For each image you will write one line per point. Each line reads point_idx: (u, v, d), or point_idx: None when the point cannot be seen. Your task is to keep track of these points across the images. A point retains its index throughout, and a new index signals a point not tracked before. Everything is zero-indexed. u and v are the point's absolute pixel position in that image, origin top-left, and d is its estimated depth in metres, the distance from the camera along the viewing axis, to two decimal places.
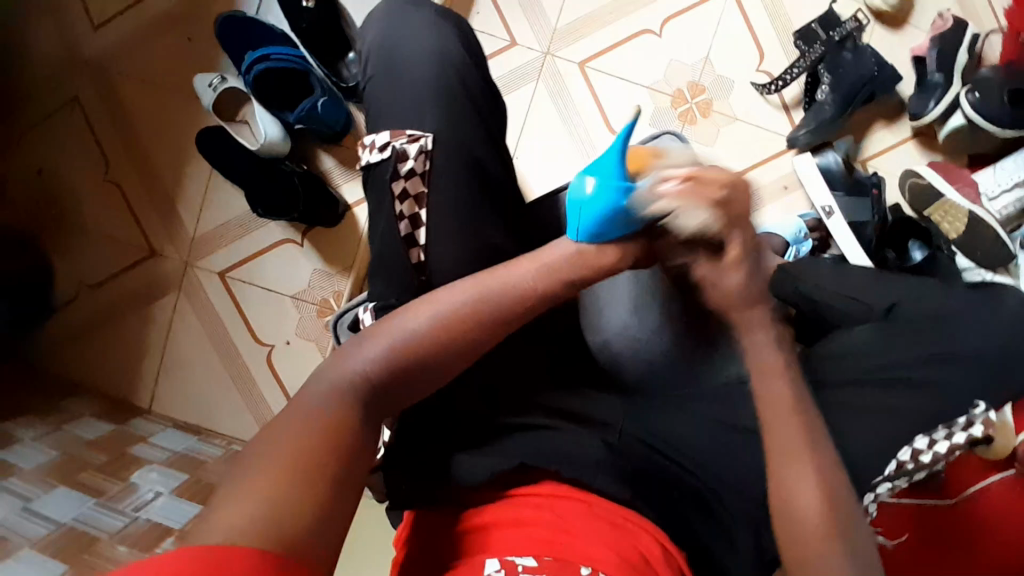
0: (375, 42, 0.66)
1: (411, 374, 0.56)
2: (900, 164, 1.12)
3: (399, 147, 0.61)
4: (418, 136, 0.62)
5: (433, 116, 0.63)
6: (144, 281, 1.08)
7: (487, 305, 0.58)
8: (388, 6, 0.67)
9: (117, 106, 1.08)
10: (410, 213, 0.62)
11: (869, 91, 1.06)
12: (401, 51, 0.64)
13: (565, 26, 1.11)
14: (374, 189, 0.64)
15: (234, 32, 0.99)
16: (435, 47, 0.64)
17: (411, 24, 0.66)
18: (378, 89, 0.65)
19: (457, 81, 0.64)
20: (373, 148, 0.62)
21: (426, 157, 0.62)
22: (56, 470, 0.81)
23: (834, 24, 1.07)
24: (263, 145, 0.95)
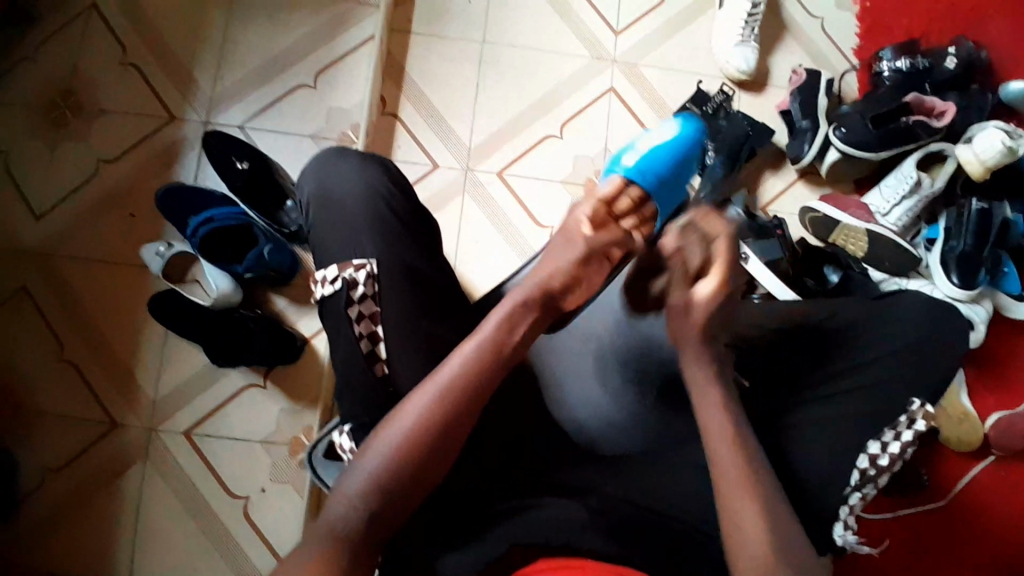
0: (311, 190, 0.73)
1: (419, 476, 0.57)
2: (796, 204, 1.26)
3: (349, 276, 0.66)
4: (364, 264, 0.67)
5: (371, 234, 0.69)
6: (108, 455, 1.07)
7: (459, 386, 0.58)
8: (319, 159, 0.75)
9: (66, 288, 1.12)
10: (368, 331, 0.65)
11: (749, 148, 1.21)
12: (335, 195, 0.72)
13: (477, 143, 1.24)
14: (332, 318, 0.67)
15: (174, 201, 1.07)
16: (363, 186, 0.72)
17: (344, 163, 0.73)
18: (318, 231, 0.71)
19: (387, 204, 0.71)
20: (325, 281, 0.67)
21: (375, 280, 0.66)
22: None
23: (705, 99, 1.24)
24: (217, 297, 1.00)
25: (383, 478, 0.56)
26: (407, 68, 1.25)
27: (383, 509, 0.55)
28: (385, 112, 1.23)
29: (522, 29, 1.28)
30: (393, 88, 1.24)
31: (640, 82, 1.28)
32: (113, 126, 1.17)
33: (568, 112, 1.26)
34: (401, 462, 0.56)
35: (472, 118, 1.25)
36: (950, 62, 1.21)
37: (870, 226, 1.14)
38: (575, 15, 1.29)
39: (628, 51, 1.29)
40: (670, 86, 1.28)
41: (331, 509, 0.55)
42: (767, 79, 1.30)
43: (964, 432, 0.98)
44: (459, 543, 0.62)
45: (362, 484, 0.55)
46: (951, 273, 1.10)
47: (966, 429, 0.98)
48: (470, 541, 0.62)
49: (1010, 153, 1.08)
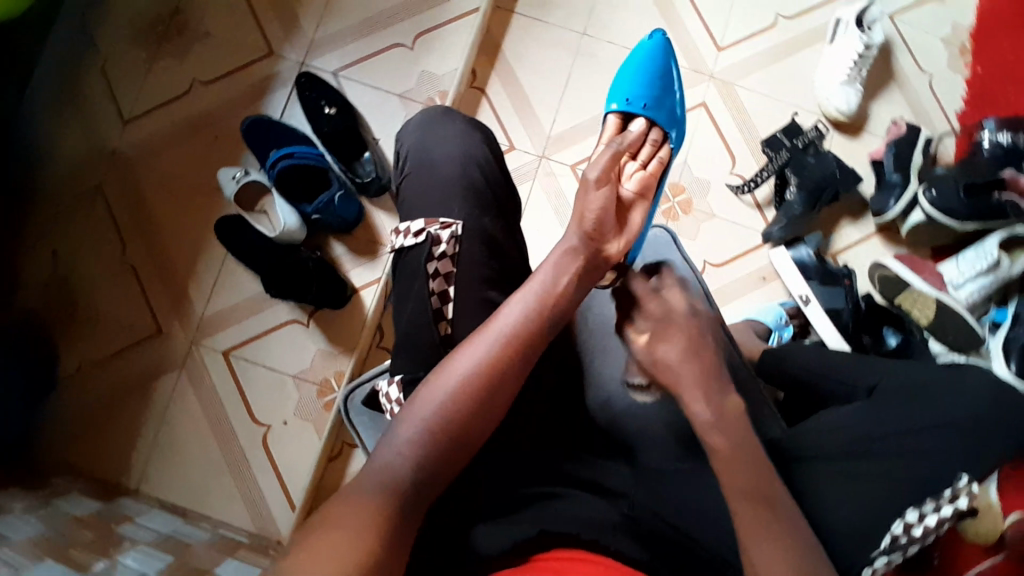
0: (411, 146, 0.74)
1: (466, 427, 0.56)
2: (867, 257, 1.23)
3: (433, 233, 0.67)
4: (449, 224, 0.67)
5: (455, 197, 0.69)
6: (148, 360, 1.10)
7: (512, 342, 0.60)
8: (425, 117, 0.76)
9: (140, 195, 1.15)
10: (440, 288, 0.66)
11: (833, 190, 1.18)
12: (435, 152, 0.72)
13: (558, 134, 1.23)
14: (404, 273, 0.68)
15: (258, 133, 1.10)
16: (463, 148, 0.72)
17: (447, 125, 0.74)
18: (409, 185, 0.72)
19: (478, 170, 0.71)
20: (408, 233, 0.68)
21: (456, 242, 0.67)
22: (45, 545, 0.82)
23: (796, 133, 1.22)
24: (281, 232, 1.01)
25: (431, 430, 0.55)
26: (504, 46, 1.24)
27: (430, 457, 0.54)
28: (474, 85, 1.23)
29: (627, 28, 1.25)
30: (486, 63, 1.24)
31: (734, 103, 1.25)
32: (212, 47, 1.19)
33: None
34: (453, 412, 0.56)
35: (557, 106, 1.24)
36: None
37: (941, 296, 1.08)
38: (682, 23, 1.26)
39: (729, 70, 1.26)
40: (765, 113, 1.25)
41: (378, 455, 0.54)
42: (865, 125, 1.26)
43: None
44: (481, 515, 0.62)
45: (411, 434, 0.55)
46: (1010, 359, 1.05)
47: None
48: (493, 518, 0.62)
49: None
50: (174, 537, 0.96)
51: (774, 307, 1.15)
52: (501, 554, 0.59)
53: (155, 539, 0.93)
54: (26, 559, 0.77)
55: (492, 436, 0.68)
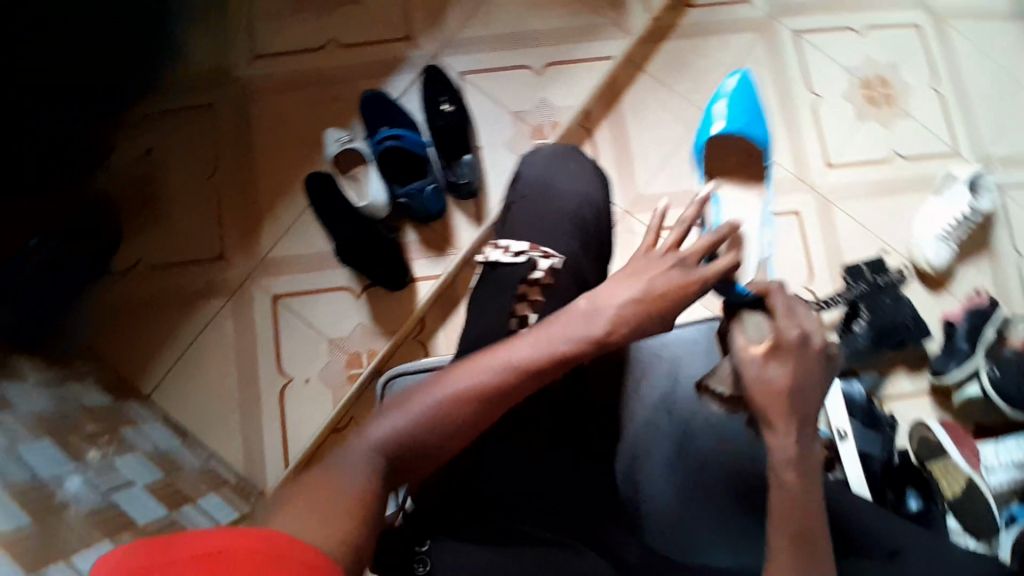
0: (534, 172, 0.76)
1: (443, 436, 0.57)
2: (912, 412, 1.21)
3: (533, 258, 0.67)
4: (551, 254, 0.68)
5: (562, 233, 0.71)
6: (202, 280, 1.13)
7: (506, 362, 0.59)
8: (555, 152, 0.79)
9: (248, 125, 1.19)
10: (521, 312, 0.67)
11: (901, 338, 1.16)
12: (555, 187, 0.74)
13: (649, 195, 1.24)
14: (489, 284, 0.68)
15: (373, 105, 1.13)
16: (584, 192, 0.75)
17: (574, 165, 0.77)
18: (521, 207, 0.74)
19: (588, 215, 0.73)
20: (505, 250, 0.68)
21: (553, 274, 0.68)
22: (52, 424, 0.85)
23: (880, 271, 1.21)
24: (367, 205, 1.06)
25: (412, 430, 0.57)
26: (624, 98, 1.27)
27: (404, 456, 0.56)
28: (586, 124, 1.26)
29: None
30: (602, 108, 1.26)
31: (828, 222, 1.25)
32: (359, 12, 1.24)
33: None
34: (438, 419, 0.57)
35: (657, 170, 1.25)
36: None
37: (973, 475, 1.07)
38: (798, 132, 1.28)
39: (832, 189, 1.26)
40: (854, 241, 1.24)
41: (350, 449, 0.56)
42: (948, 283, 1.24)
43: None
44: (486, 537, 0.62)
45: (393, 427, 0.57)
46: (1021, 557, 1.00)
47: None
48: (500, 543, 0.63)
49: None
50: (167, 455, 0.99)
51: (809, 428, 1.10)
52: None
53: (149, 451, 0.96)
54: (26, 433, 0.79)
55: (516, 464, 0.68)
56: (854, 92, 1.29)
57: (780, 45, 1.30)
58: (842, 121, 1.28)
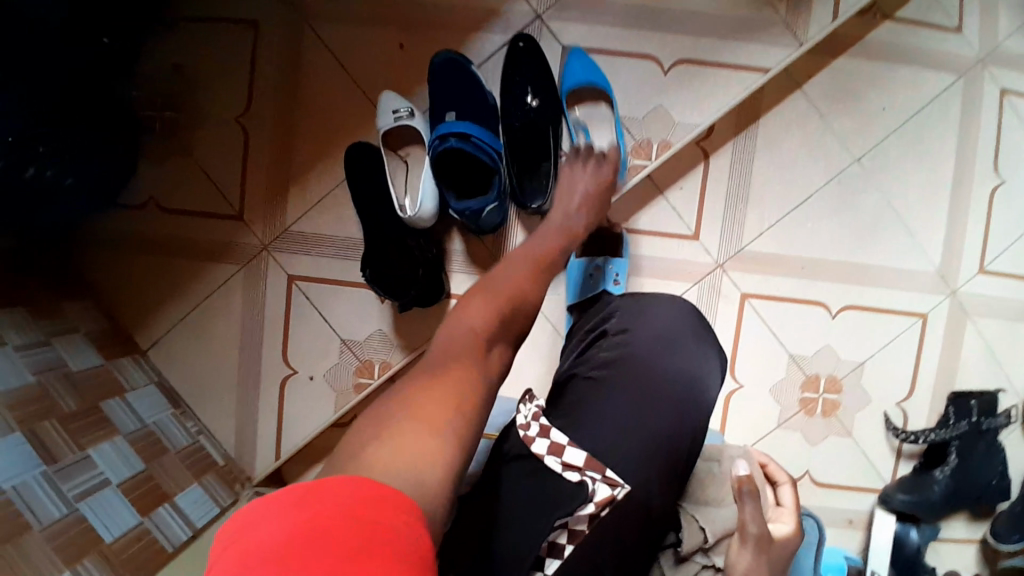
0: (641, 345, 0.67)
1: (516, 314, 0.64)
2: (957, 562, 1.07)
3: (588, 484, 0.55)
4: (614, 482, 0.56)
5: (647, 445, 0.60)
6: (217, 239, 0.99)
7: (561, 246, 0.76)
8: (676, 325, 0.70)
9: (293, 58, 0.97)
10: (554, 538, 0.55)
11: (977, 495, 0.99)
12: (661, 377, 0.64)
13: (750, 252, 1.01)
14: (528, 476, 0.58)
15: (447, 77, 0.90)
16: (693, 392, 0.64)
17: (692, 349, 0.68)
18: (610, 387, 0.64)
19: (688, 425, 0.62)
20: (560, 459, 0.57)
21: (607, 506, 0.55)
22: (24, 407, 0.76)
23: (990, 412, 1.00)
24: (411, 216, 0.86)
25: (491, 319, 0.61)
26: (760, 124, 1.00)
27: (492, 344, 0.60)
28: (700, 146, 1.00)
29: (901, 188, 1.00)
30: (727, 132, 1.00)
31: (955, 338, 1.02)
32: None
33: (861, 301, 1.02)
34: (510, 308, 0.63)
35: (771, 224, 1.01)
36: None
37: None
38: (962, 219, 1.01)
39: (973, 300, 1.02)
40: (977, 368, 1.02)
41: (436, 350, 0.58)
42: None
43: None
44: None
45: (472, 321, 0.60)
46: None
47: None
48: None
49: None
50: (154, 432, 0.91)
51: (838, 554, 0.97)
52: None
53: (133, 430, 0.88)
54: None
55: None
56: None
57: (979, 101, 0.99)
58: (1018, 220, 1.01)
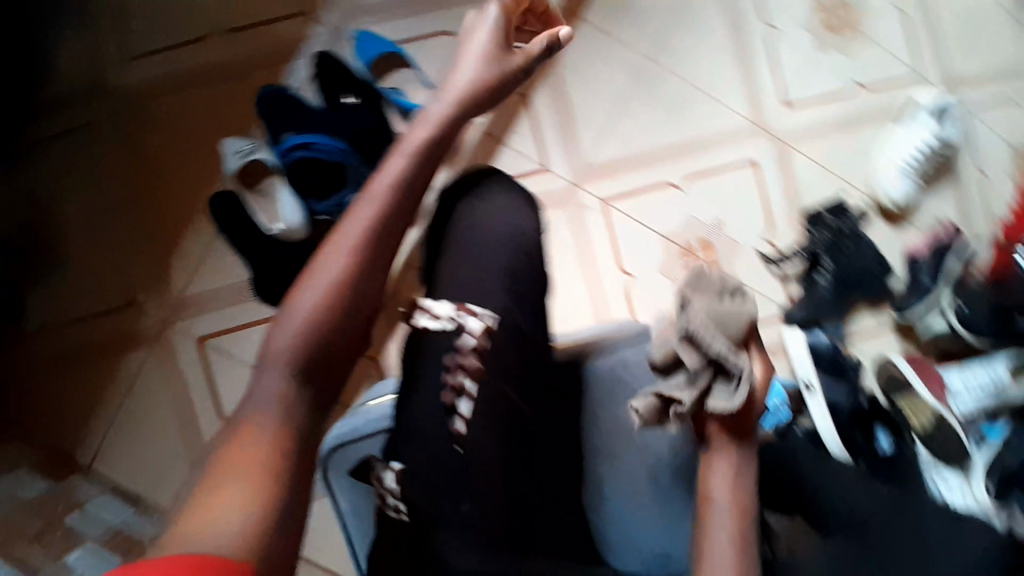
0: (459, 218, 0.69)
1: (334, 340, 0.53)
2: (877, 350, 1.20)
3: (463, 322, 0.64)
4: (482, 313, 0.65)
5: (493, 296, 0.66)
6: (120, 332, 1.02)
7: (366, 245, 0.57)
8: (481, 185, 0.72)
9: (133, 143, 1.03)
10: (458, 382, 0.63)
11: (862, 283, 1.16)
12: (482, 237, 0.68)
13: (598, 163, 1.14)
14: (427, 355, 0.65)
15: (271, 104, 0.96)
16: (515, 237, 0.69)
17: (499, 200, 0.71)
18: (448, 264, 0.68)
19: (521, 251, 0.69)
20: (434, 315, 0.65)
21: (488, 333, 0.64)
22: None
23: (842, 214, 1.17)
24: (280, 231, 0.94)
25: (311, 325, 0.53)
26: (564, 54, 1.13)
27: (311, 383, 0.52)
28: (519, 92, 1.12)
29: (696, 64, 1.16)
30: (538, 70, 1.12)
31: (789, 168, 1.17)
32: None
33: (702, 167, 1.16)
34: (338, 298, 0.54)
35: (604, 133, 1.14)
36: None
37: (942, 410, 1.10)
38: (755, 71, 1.17)
39: (792, 132, 1.17)
40: (818, 185, 1.18)
41: (243, 410, 0.49)
42: (911, 216, 1.20)
43: None
44: None
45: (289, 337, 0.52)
46: None
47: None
48: None
49: None
50: (124, 530, 0.88)
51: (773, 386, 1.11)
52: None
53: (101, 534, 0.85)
54: None
55: None
56: (810, 21, 1.18)
57: None
58: (795, 57, 1.18)
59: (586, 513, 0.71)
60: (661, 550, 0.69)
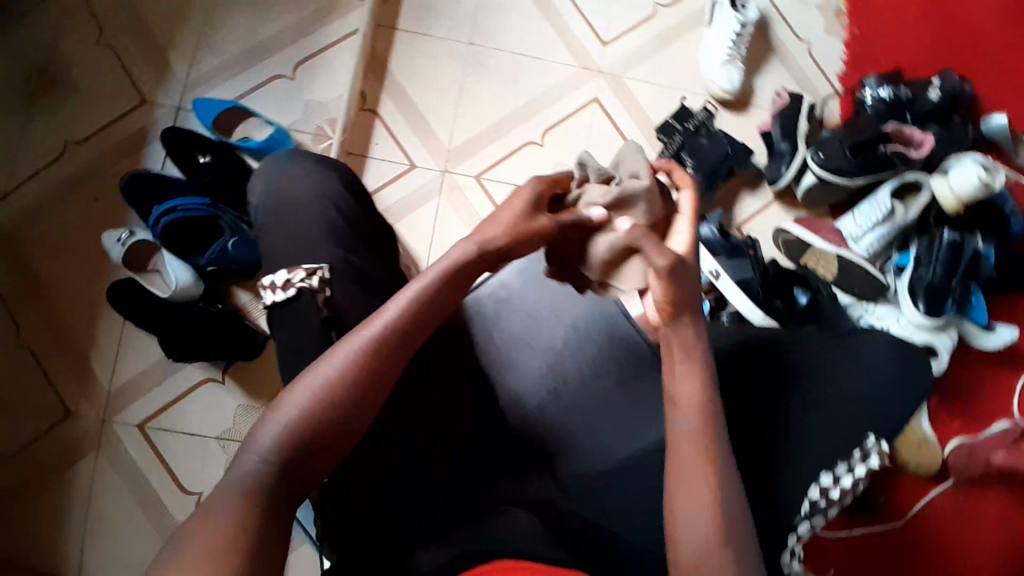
0: (264, 195, 0.75)
1: (316, 441, 0.60)
2: (770, 224, 1.28)
3: (299, 285, 0.67)
4: (315, 269, 0.68)
5: (310, 243, 0.70)
6: (61, 446, 1.03)
7: (387, 346, 0.64)
8: (276, 161, 0.78)
9: (23, 271, 1.07)
10: None
11: (728, 167, 1.24)
12: (286, 201, 0.73)
13: (458, 145, 1.22)
14: (284, 325, 0.67)
15: (139, 189, 1.05)
16: (317, 191, 0.75)
17: (296, 168, 0.76)
18: (266, 232, 0.73)
19: (328, 201, 0.74)
20: (276, 288, 0.68)
21: (327, 285, 0.68)
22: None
23: (687, 117, 1.26)
24: (175, 290, 0.99)
25: (296, 428, 0.60)
26: (391, 67, 1.23)
27: (309, 461, 0.60)
28: (365, 108, 1.21)
29: (512, 35, 1.27)
30: (375, 84, 1.22)
31: (625, 95, 1.28)
32: (79, 103, 1.13)
33: (552, 120, 1.25)
34: (327, 409, 0.61)
35: (453, 120, 1.23)
36: (933, 94, 1.23)
37: (841, 252, 1.18)
38: (563, 24, 1.29)
39: (615, 64, 1.29)
40: (655, 102, 1.29)
41: (238, 464, 0.58)
42: (750, 99, 1.31)
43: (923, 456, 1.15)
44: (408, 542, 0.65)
45: (273, 437, 0.59)
46: (919, 301, 1.15)
47: (925, 453, 1.15)
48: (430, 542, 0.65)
49: (985, 188, 1.10)
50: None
51: None
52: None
53: None
54: None
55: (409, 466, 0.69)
56: None
57: None
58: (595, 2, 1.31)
59: (513, 425, 0.77)
60: (601, 431, 0.77)
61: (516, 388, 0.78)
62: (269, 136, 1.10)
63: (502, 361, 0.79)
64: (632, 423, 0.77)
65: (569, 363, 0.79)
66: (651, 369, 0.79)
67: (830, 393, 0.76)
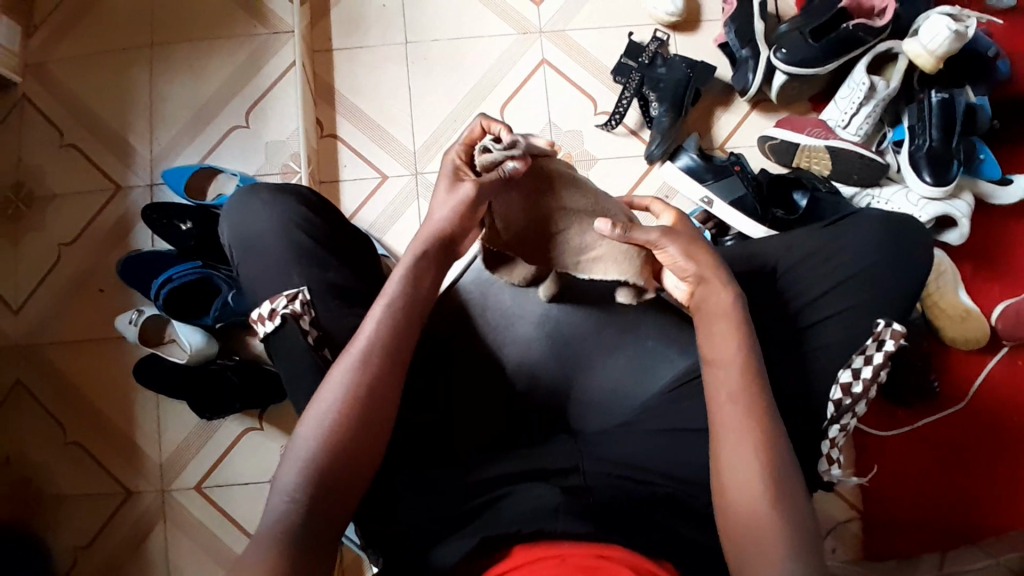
0: (232, 236, 0.78)
1: (335, 475, 0.61)
2: (753, 134, 1.23)
3: (283, 312, 0.69)
4: (295, 293, 0.71)
5: (287, 271, 0.74)
6: (132, 523, 1.09)
7: (374, 366, 0.65)
8: (234, 201, 0.80)
9: (56, 373, 1.14)
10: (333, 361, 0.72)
11: (693, 89, 1.19)
12: (252, 239, 0.76)
13: (422, 145, 1.22)
14: (279, 352, 0.70)
15: (136, 270, 1.09)
16: (279, 221, 0.77)
17: (253, 203, 0.78)
18: (243, 272, 0.77)
19: (293, 226, 0.76)
20: (264, 319, 0.71)
21: (310, 307, 0.71)
22: None
23: (639, 50, 1.21)
24: (192, 352, 1.02)
25: (311, 467, 0.61)
26: (336, 86, 1.25)
27: (331, 493, 0.60)
28: (325, 135, 1.23)
29: (443, 21, 1.26)
30: (327, 109, 1.24)
31: (571, 48, 1.26)
32: (63, 206, 1.19)
33: (506, 93, 1.24)
34: (335, 440, 0.62)
35: (410, 121, 1.23)
36: None
37: (829, 143, 1.12)
38: None
39: (553, 20, 1.27)
40: (603, 46, 1.26)
41: (267, 512, 0.60)
42: (699, 16, 1.26)
43: (972, 331, 1.10)
44: (433, 535, 0.67)
45: (293, 481, 0.60)
46: (921, 171, 1.09)
47: (970, 327, 1.10)
48: (455, 531, 0.67)
49: (958, 38, 1.04)
50: None
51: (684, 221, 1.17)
52: (466, 567, 0.63)
53: None
54: None
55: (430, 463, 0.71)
56: None
57: None
58: None
59: (526, 400, 0.78)
60: (603, 380, 0.79)
61: (517, 364, 0.79)
62: (238, 186, 1.14)
63: (501, 338, 0.80)
64: (643, 367, 0.78)
65: (565, 323, 0.81)
66: (649, 307, 0.81)
67: (831, 284, 0.77)
